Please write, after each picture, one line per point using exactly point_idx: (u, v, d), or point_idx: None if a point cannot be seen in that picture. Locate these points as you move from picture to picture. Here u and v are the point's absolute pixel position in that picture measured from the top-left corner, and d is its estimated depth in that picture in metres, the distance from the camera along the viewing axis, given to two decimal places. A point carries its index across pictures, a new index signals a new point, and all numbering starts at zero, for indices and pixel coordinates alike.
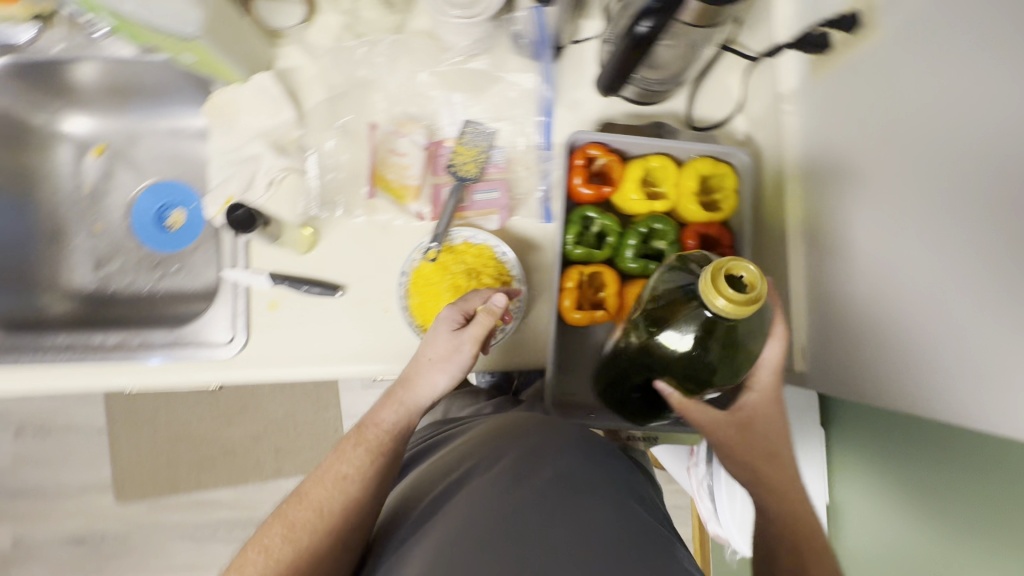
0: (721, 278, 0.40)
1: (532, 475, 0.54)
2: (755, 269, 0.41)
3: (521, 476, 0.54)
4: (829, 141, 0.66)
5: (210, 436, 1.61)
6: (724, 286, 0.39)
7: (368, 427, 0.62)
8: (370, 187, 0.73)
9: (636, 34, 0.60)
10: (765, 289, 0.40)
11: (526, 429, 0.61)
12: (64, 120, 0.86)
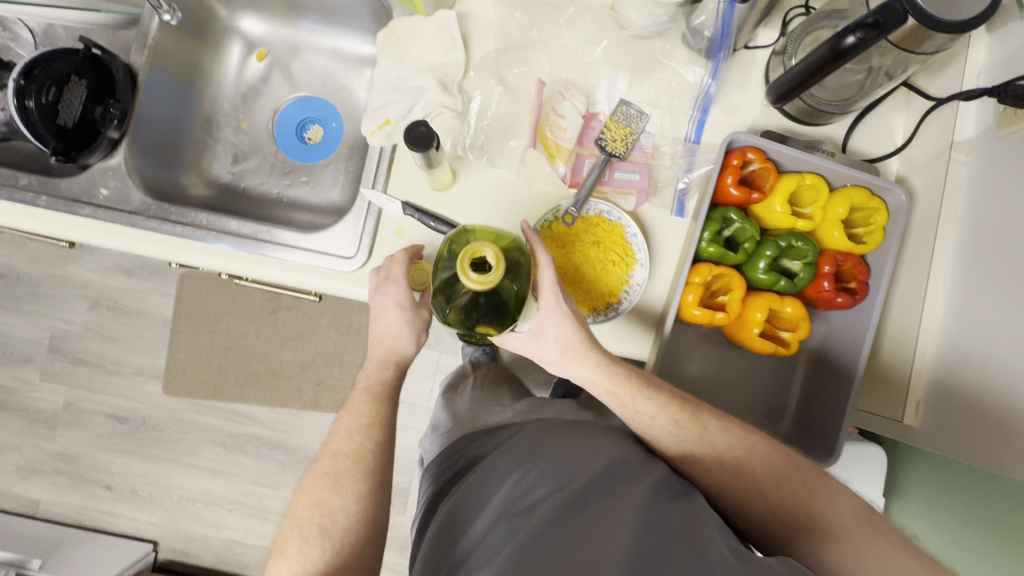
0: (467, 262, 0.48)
1: (579, 456, 0.58)
2: (493, 256, 0.48)
3: (550, 476, 0.57)
4: (1008, 200, 0.64)
5: (261, 353, 1.67)
6: (469, 273, 0.47)
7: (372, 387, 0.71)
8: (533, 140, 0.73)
9: (840, 45, 0.59)
10: (497, 276, 0.48)
11: (555, 435, 0.63)
12: (240, 19, 0.90)
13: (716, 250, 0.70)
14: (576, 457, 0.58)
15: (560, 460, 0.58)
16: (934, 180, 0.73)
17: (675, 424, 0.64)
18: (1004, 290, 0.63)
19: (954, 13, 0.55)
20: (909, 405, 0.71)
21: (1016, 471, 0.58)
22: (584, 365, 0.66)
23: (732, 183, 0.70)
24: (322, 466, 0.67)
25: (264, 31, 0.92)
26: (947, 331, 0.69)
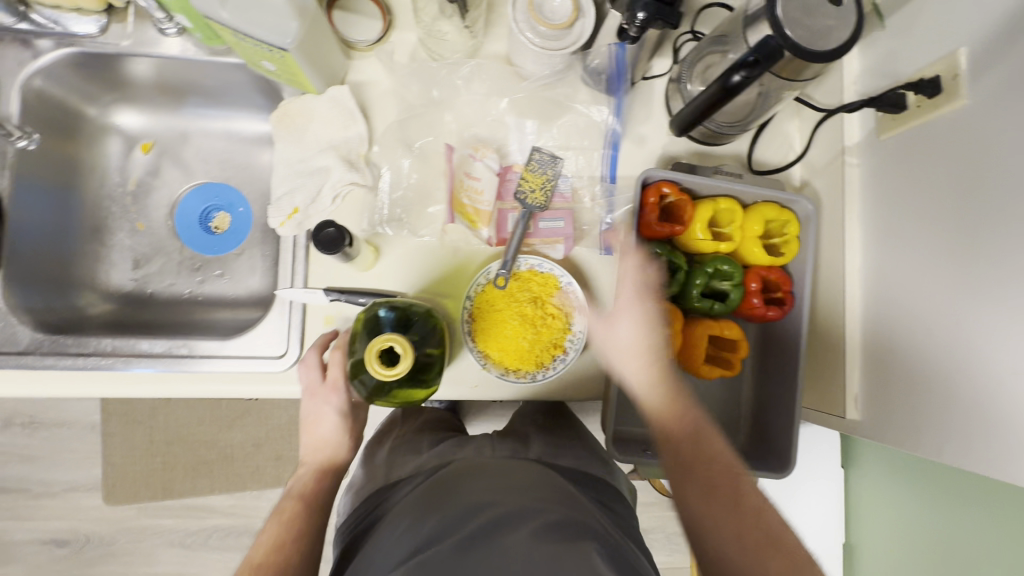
0: (377, 352, 0.47)
1: (477, 497, 0.60)
2: (404, 346, 0.47)
3: (438, 514, 0.59)
4: (899, 199, 0.69)
5: (209, 440, 1.56)
6: (374, 362, 0.47)
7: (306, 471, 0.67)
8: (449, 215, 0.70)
9: (729, 82, 0.61)
10: (404, 369, 0.47)
11: (444, 480, 0.66)
12: (115, 113, 0.83)
13: (649, 287, 0.71)
14: (477, 500, 0.60)
15: (459, 503, 0.60)
16: (834, 182, 0.77)
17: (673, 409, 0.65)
18: (908, 282, 0.67)
19: (824, 42, 0.57)
20: (850, 400, 0.74)
21: (946, 455, 0.62)
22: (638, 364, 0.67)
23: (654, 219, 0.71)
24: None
25: (145, 122, 0.85)
26: (867, 325, 0.73)
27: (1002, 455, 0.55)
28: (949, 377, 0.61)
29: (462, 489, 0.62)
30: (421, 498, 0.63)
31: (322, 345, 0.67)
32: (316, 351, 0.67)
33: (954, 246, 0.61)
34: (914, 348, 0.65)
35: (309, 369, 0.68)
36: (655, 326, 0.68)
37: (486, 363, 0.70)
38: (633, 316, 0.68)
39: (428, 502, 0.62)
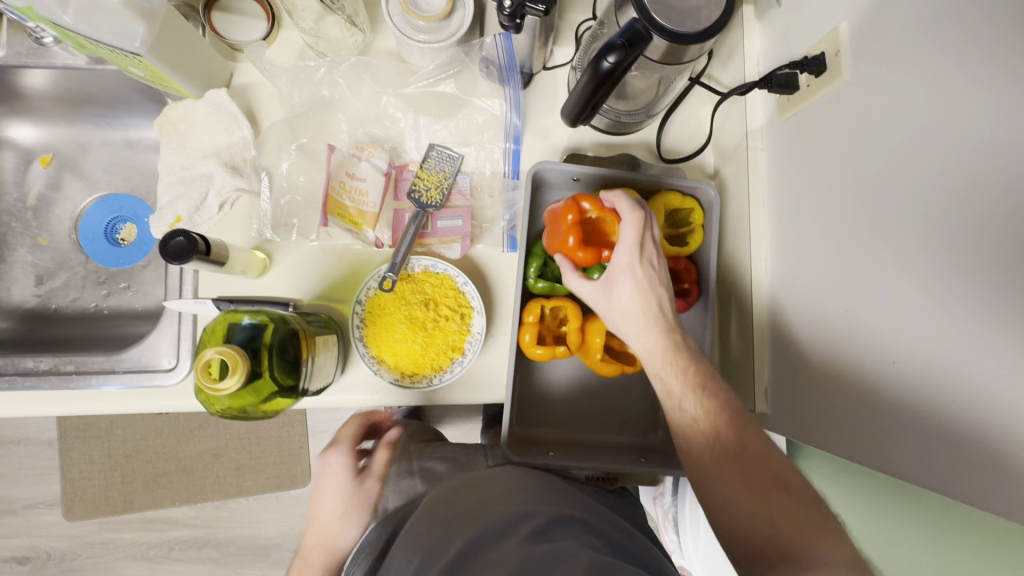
0: (208, 365, 0.46)
1: (499, 511, 0.59)
2: (237, 353, 0.46)
3: (461, 529, 0.57)
4: (797, 184, 0.66)
5: (165, 451, 1.50)
6: (204, 376, 0.46)
7: None
8: (323, 217, 0.68)
9: (601, 69, 0.58)
10: (240, 378, 0.46)
11: (450, 491, 0.64)
12: (9, 127, 0.82)
13: (544, 284, 0.71)
14: (502, 512, 0.59)
15: (471, 517, 0.59)
16: (740, 169, 0.75)
17: (713, 433, 0.52)
18: (804, 271, 0.64)
19: (694, 23, 0.54)
20: (759, 393, 0.72)
21: (837, 448, 0.60)
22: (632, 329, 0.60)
23: (575, 243, 0.66)
24: None
25: (42, 135, 0.83)
26: (775, 316, 0.70)
27: (883, 449, 0.53)
28: (850, 372, 0.57)
29: (475, 504, 0.61)
30: (430, 515, 0.61)
31: (270, 460, 0.57)
32: (264, 462, 0.57)
33: (839, 233, 0.59)
34: (815, 339, 0.62)
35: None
36: (657, 306, 0.59)
37: (378, 369, 0.68)
38: (645, 287, 0.59)
39: (438, 521, 0.59)
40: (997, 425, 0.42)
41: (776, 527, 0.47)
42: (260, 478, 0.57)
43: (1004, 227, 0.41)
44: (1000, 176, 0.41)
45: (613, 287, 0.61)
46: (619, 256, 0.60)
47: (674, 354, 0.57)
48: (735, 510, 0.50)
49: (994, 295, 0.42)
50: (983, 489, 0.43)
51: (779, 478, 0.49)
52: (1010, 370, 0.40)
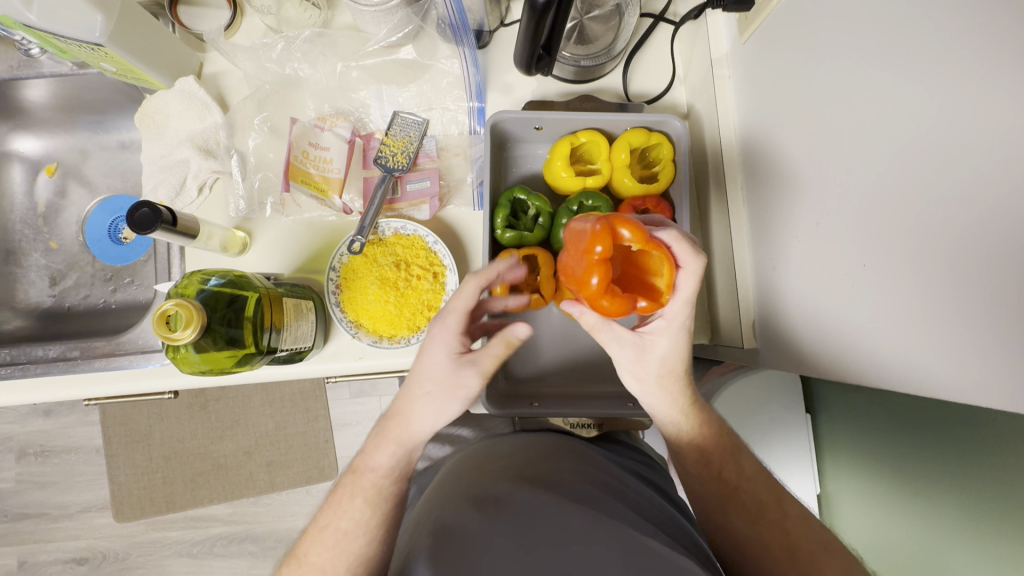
0: (167, 315, 0.49)
1: (548, 471, 0.60)
2: (192, 305, 0.49)
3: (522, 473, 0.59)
4: (763, 102, 0.63)
5: (200, 453, 1.55)
6: (161, 325, 0.49)
7: (363, 472, 0.56)
8: (286, 184, 0.70)
9: (535, 4, 0.57)
10: (192, 328, 0.48)
11: (510, 449, 0.66)
12: (14, 140, 0.88)
13: (513, 235, 0.72)
14: (546, 475, 0.59)
15: (525, 466, 0.61)
16: (710, 100, 0.72)
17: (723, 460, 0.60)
18: (776, 194, 0.62)
19: None
20: (746, 329, 0.69)
21: (823, 370, 0.58)
22: (655, 388, 0.57)
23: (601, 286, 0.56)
24: None
25: (46, 145, 0.89)
26: (756, 244, 0.67)
27: (862, 358, 0.51)
28: (831, 276, 0.54)
29: (525, 461, 0.62)
30: (494, 461, 0.64)
31: (437, 390, 0.54)
32: (444, 371, 0.55)
33: (804, 145, 0.56)
34: (795, 253, 0.59)
35: (456, 390, 0.55)
36: (683, 365, 0.57)
37: (357, 332, 0.69)
38: (681, 347, 0.56)
39: (506, 463, 0.62)
40: (965, 305, 0.40)
41: (743, 508, 0.58)
42: (408, 430, 0.56)
43: (965, 83, 0.38)
44: (958, 30, 0.38)
45: (645, 364, 0.56)
46: (659, 320, 0.55)
47: (688, 411, 0.59)
48: (726, 516, 0.58)
49: (951, 169, 0.39)
50: (955, 375, 0.41)
51: (734, 461, 0.60)
52: (973, 243, 0.38)
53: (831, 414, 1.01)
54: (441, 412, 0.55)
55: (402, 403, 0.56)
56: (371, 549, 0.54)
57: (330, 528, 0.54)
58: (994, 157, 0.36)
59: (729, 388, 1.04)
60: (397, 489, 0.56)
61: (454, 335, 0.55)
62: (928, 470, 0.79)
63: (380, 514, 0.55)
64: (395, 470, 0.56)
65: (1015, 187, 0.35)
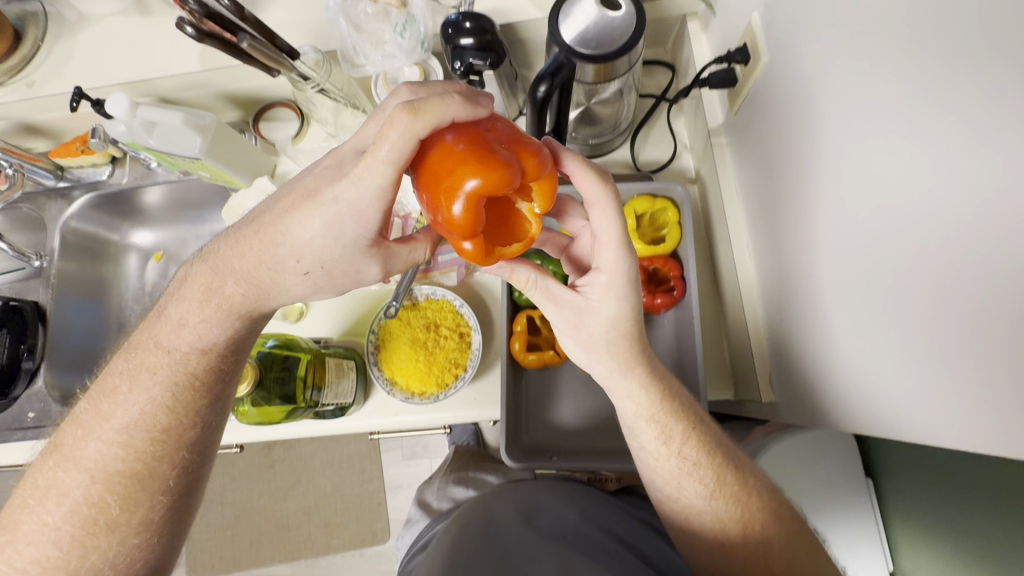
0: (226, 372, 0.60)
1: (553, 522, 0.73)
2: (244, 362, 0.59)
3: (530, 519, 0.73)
4: (755, 164, 0.68)
5: (265, 512, 1.64)
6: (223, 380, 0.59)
7: (153, 348, 0.55)
8: None
9: (537, 98, 0.66)
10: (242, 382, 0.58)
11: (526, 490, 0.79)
12: (133, 235, 1.08)
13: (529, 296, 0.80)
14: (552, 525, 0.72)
15: (533, 513, 0.74)
16: (712, 166, 0.78)
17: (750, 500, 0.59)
18: (776, 244, 0.64)
19: (609, 43, 0.64)
20: (764, 382, 0.69)
21: (840, 418, 0.56)
22: (602, 353, 0.56)
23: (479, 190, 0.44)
24: (47, 465, 0.55)
25: (156, 237, 1.09)
26: (765, 297, 0.69)
27: (864, 398, 0.51)
28: (826, 321, 0.55)
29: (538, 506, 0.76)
30: (508, 499, 0.77)
31: (320, 271, 0.49)
32: (334, 257, 0.48)
33: (789, 199, 0.60)
34: (796, 303, 0.61)
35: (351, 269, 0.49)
36: (635, 328, 0.55)
37: (392, 389, 0.76)
38: (630, 306, 0.54)
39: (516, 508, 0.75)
40: (937, 331, 0.40)
41: (700, 479, 0.58)
42: (275, 293, 0.51)
43: (904, 137, 0.41)
44: (892, 91, 0.42)
45: (586, 326, 0.56)
46: (598, 275, 0.53)
47: (649, 390, 0.57)
48: (684, 484, 0.59)
49: (905, 207, 0.42)
50: (939, 413, 0.42)
51: (760, 497, 0.59)
52: (942, 272, 0.39)
53: (895, 481, 0.92)
54: (312, 289, 0.51)
55: (259, 258, 0.49)
56: (173, 431, 0.55)
57: (122, 400, 0.54)
58: (940, 200, 0.38)
59: (773, 448, 0.98)
60: (220, 374, 0.57)
61: (369, 231, 0.46)
62: (994, 542, 0.73)
63: (187, 398, 0.55)
64: (210, 346, 0.55)
65: (961, 225, 0.37)
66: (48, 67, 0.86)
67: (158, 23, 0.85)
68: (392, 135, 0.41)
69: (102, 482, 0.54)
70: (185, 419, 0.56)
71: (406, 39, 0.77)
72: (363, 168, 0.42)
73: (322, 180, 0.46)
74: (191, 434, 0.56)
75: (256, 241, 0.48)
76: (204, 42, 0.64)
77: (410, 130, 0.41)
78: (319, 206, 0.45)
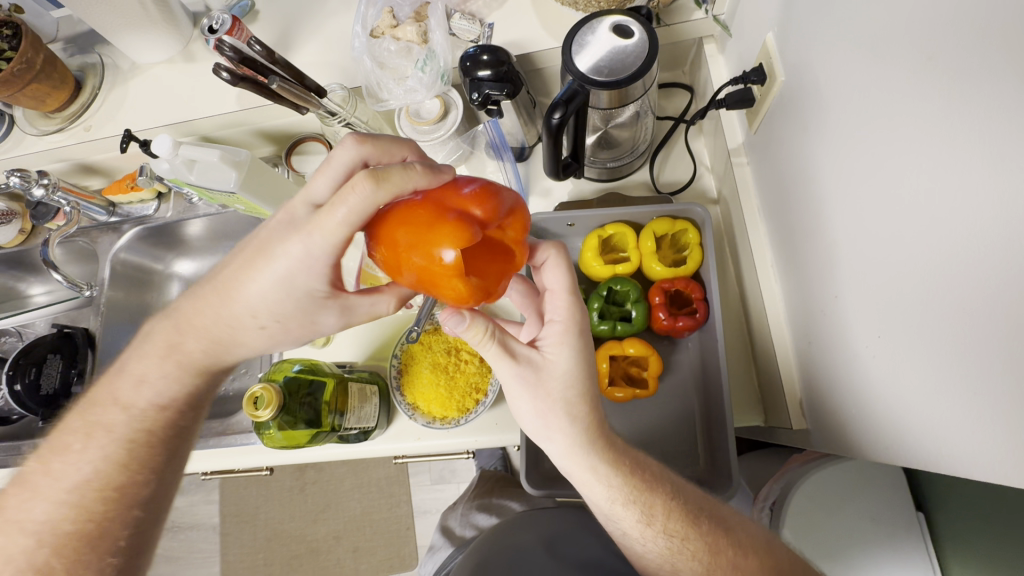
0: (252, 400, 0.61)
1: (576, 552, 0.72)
2: (268, 386, 0.61)
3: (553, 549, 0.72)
4: (776, 183, 0.67)
5: (296, 535, 1.65)
6: (249, 407, 0.61)
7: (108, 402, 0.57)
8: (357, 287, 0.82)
9: (551, 125, 0.66)
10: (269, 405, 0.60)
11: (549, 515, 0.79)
12: (176, 265, 1.15)
13: None
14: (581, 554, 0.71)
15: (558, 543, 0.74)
16: (733, 185, 0.77)
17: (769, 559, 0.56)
18: (802, 264, 0.62)
19: (622, 69, 0.65)
20: (794, 408, 0.67)
21: (876, 448, 0.53)
22: (561, 416, 0.53)
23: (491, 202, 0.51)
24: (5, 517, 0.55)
25: (197, 266, 1.15)
26: (792, 320, 0.67)
27: (901, 428, 0.48)
28: (856, 347, 0.53)
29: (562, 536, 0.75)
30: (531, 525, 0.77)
31: (275, 324, 0.51)
32: (292, 310, 0.50)
33: (812, 220, 0.58)
34: (824, 326, 0.59)
35: (309, 320, 0.52)
36: (590, 382, 0.55)
37: (413, 414, 0.77)
38: (583, 359, 0.54)
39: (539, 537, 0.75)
40: (973, 358, 0.38)
41: (690, 556, 0.56)
42: (235, 348, 0.54)
43: (921, 156, 0.40)
44: (907, 108, 0.41)
45: (547, 388, 0.53)
46: (553, 325, 0.54)
47: (618, 464, 0.55)
48: (676, 561, 0.56)
49: (928, 228, 0.40)
50: (982, 445, 0.39)
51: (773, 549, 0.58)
52: (968, 300, 0.37)
53: (950, 516, 0.86)
54: (271, 342, 0.54)
55: (208, 312, 0.52)
56: (121, 488, 0.56)
57: (72, 458, 0.56)
58: (963, 223, 0.37)
59: (812, 476, 0.93)
60: (173, 427, 0.59)
61: (324, 282, 0.48)
62: None
63: (137, 452, 0.57)
64: (165, 398, 0.57)
65: (987, 247, 0.35)
66: (103, 112, 0.93)
67: (201, 68, 0.91)
68: (351, 200, 0.43)
69: (50, 547, 0.54)
70: (134, 475, 0.57)
71: (426, 74, 0.80)
72: (317, 229, 0.45)
73: (274, 234, 0.49)
74: (145, 493, 0.58)
75: (213, 297, 0.51)
76: (239, 85, 0.68)
77: (371, 197, 0.43)
78: (271, 263, 0.47)
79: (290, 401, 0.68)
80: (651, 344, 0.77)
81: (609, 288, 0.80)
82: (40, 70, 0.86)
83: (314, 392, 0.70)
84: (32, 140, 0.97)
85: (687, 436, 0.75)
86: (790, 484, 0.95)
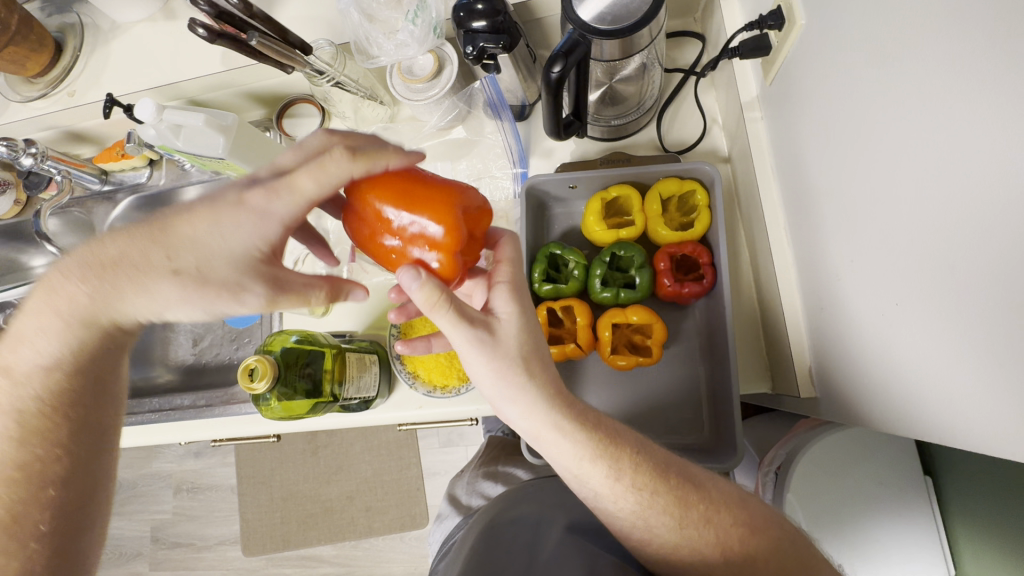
0: (247, 373, 0.60)
1: (578, 527, 0.73)
2: (263, 358, 0.60)
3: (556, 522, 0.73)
4: (790, 140, 0.62)
5: (311, 495, 1.69)
6: (244, 380, 0.60)
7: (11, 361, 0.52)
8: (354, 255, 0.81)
9: (550, 80, 0.62)
10: (266, 375, 0.59)
11: (550, 491, 0.81)
12: None
13: (550, 287, 0.76)
14: (584, 530, 0.73)
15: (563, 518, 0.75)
16: (746, 143, 0.72)
17: (749, 529, 0.56)
18: (811, 225, 0.60)
19: (627, 16, 0.59)
20: (803, 377, 0.65)
21: (876, 410, 0.52)
22: (521, 375, 0.53)
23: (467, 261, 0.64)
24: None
25: None
26: (802, 285, 0.64)
27: (909, 390, 0.46)
28: (864, 305, 0.51)
29: (566, 509, 0.77)
30: (535, 500, 0.78)
31: (191, 275, 0.48)
32: (218, 265, 0.48)
33: (824, 179, 0.55)
34: (832, 288, 0.56)
35: (235, 287, 0.49)
36: (540, 342, 0.55)
37: (414, 383, 0.77)
38: (529, 318, 0.55)
39: (543, 510, 0.76)
40: (988, 313, 0.36)
41: (664, 511, 0.55)
42: (134, 301, 0.49)
43: (946, 99, 0.36)
44: (930, 54, 0.37)
45: (501, 347, 0.52)
46: (500, 285, 0.55)
47: (574, 424, 0.54)
48: (650, 521, 0.55)
49: (945, 173, 0.38)
50: (990, 406, 0.37)
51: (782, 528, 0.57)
52: (979, 255, 0.36)
53: (962, 484, 0.86)
54: (178, 297, 0.48)
55: (119, 274, 0.48)
56: (30, 469, 0.51)
57: None
58: (984, 170, 0.34)
59: (818, 442, 0.91)
60: (80, 400, 0.54)
61: (266, 239, 0.49)
62: None
63: (46, 426, 0.52)
64: (62, 361, 0.52)
65: (1008, 193, 0.33)
66: (86, 77, 0.89)
67: (182, 27, 0.86)
68: (330, 167, 0.48)
69: None
70: (53, 451, 0.52)
71: (418, 26, 0.73)
72: (285, 187, 0.48)
73: (221, 191, 0.49)
74: (56, 469, 0.52)
75: (127, 250, 0.48)
76: (215, 42, 0.64)
77: (348, 167, 0.49)
78: (215, 212, 0.48)
79: (286, 373, 0.67)
80: (655, 312, 0.75)
81: (613, 253, 0.77)
82: (16, 31, 0.82)
83: (311, 365, 0.69)
84: (16, 107, 0.94)
85: (692, 404, 0.74)
86: (796, 449, 0.93)
